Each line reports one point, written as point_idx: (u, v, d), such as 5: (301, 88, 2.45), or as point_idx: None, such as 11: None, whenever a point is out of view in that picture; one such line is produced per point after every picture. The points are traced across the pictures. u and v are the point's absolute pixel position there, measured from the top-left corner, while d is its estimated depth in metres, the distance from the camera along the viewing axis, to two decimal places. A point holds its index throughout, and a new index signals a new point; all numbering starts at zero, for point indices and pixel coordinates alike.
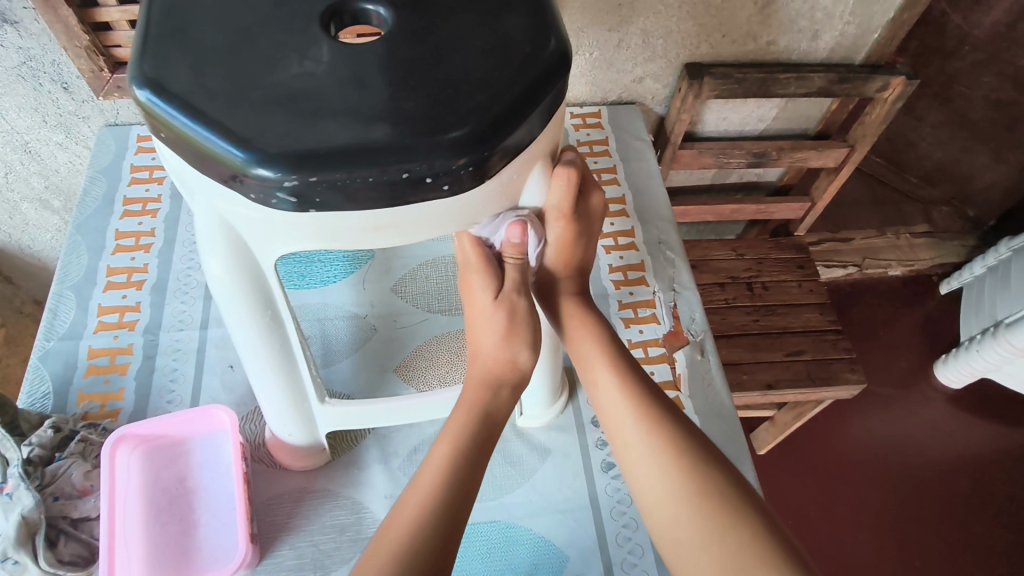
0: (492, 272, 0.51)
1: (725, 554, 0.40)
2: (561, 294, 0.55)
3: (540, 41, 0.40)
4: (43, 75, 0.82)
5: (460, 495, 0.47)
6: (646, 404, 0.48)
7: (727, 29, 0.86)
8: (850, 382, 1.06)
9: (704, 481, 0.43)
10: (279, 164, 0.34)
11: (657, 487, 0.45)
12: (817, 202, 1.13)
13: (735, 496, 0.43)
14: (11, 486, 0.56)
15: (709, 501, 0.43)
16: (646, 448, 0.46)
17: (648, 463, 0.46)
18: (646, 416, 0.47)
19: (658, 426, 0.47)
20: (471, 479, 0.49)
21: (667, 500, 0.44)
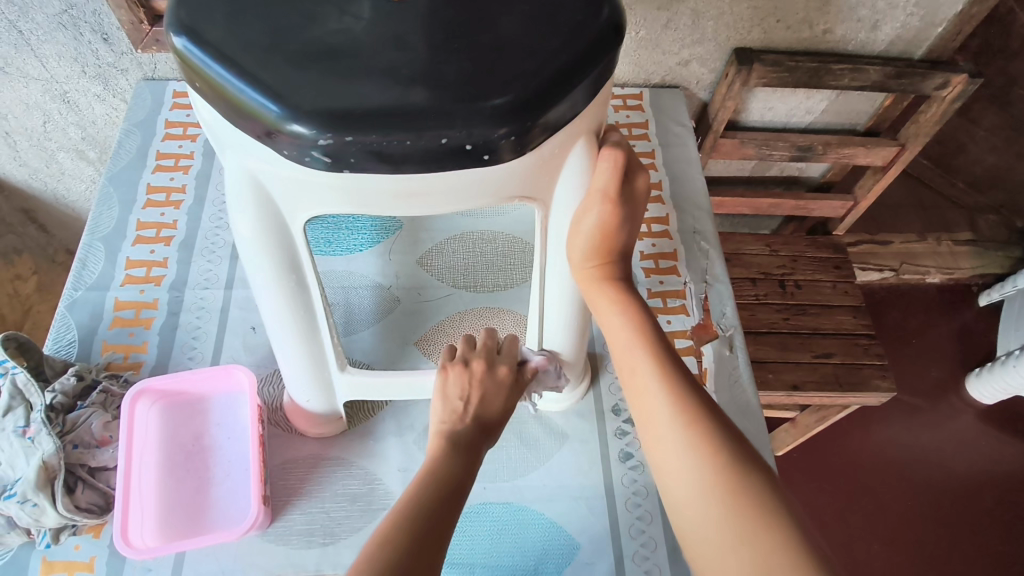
0: (493, 365, 0.56)
1: (756, 557, 0.38)
2: (605, 278, 0.52)
3: (591, 9, 0.38)
4: (83, 24, 0.81)
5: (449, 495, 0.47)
6: (684, 397, 0.45)
7: (782, 14, 0.82)
8: (879, 390, 1.04)
9: (736, 475, 0.41)
10: (314, 121, 0.33)
11: (689, 483, 0.42)
12: (860, 201, 1.09)
13: (768, 494, 0.40)
14: (34, 430, 0.58)
15: (740, 493, 0.40)
16: (683, 442, 0.43)
17: (679, 456, 0.43)
18: (684, 411, 0.45)
19: (696, 420, 0.44)
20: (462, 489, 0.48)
21: (697, 494, 0.41)
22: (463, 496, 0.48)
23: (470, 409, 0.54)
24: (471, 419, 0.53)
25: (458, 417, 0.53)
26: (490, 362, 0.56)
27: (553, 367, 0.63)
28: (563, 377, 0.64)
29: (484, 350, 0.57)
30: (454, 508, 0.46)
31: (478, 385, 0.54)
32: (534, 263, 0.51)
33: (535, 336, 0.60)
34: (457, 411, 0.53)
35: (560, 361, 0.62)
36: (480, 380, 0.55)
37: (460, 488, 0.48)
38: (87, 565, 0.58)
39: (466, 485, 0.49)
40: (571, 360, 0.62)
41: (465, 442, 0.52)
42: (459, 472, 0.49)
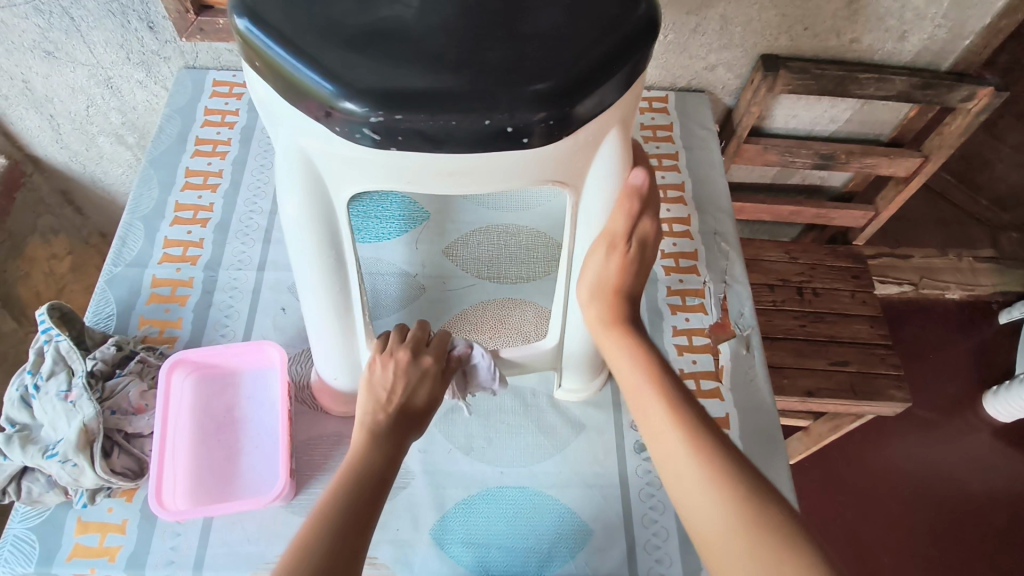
0: (414, 355, 0.56)
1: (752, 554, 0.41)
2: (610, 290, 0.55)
3: (629, 4, 0.39)
4: (131, 13, 0.85)
5: (366, 494, 0.48)
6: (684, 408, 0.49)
7: (810, 22, 0.83)
8: (894, 400, 1.04)
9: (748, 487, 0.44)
10: (367, 99, 0.35)
11: (691, 486, 0.46)
12: (881, 211, 1.09)
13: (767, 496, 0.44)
14: (75, 395, 0.61)
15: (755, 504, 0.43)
16: (684, 449, 0.47)
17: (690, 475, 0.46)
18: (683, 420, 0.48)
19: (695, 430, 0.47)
20: (382, 489, 0.49)
21: (698, 497, 0.45)
22: (384, 493, 0.49)
23: (393, 401, 0.54)
24: (394, 410, 0.53)
25: (381, 411, 0.53)
26: (415, 351, 0.56)
27: (574, 355, 0.65)
28: (582, 368, 0.67)
29: (411, 341, 0.57)
30: (374, 507, 0.48)
31: (402, 375, 0.55)
32: (563, 252, 0.53)
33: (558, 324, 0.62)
34: (384, 404, 0.54)
35: (581, 351, 0.64)
36: (404, 370, 0.55)
37: (379, 491, 0.49)
38: (119, 526, 0.60)
39: (386, 483, 0.50)
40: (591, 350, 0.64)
41: (387, 436, 0.52)
42: (382, 467, 0.50)
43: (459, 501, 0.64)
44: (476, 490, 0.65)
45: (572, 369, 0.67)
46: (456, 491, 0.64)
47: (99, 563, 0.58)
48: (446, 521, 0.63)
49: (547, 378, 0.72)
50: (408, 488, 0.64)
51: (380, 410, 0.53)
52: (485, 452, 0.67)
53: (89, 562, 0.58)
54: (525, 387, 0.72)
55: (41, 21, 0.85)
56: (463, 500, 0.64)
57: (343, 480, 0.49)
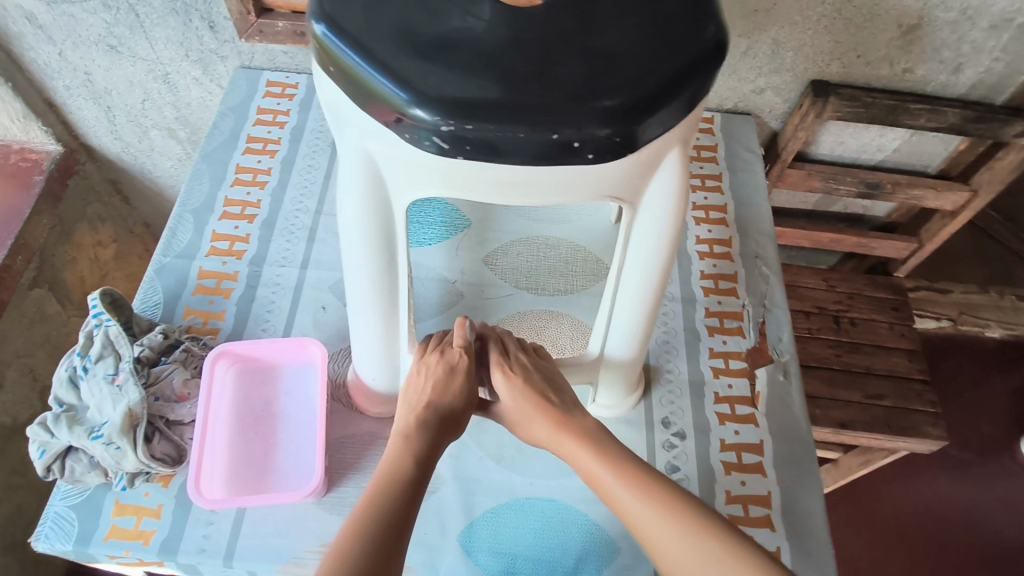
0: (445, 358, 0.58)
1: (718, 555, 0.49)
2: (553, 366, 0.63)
3: (697, 26, 0.40)
4: (194, 12, 0.87)
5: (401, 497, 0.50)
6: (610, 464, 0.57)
7: (863, 49, 0.83)
8: (930, 437, 1.01)
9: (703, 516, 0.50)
10: (438, 108, 0.36)
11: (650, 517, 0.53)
12: (924, 244, 1.07)
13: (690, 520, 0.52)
14: (122, 378, 0.62)
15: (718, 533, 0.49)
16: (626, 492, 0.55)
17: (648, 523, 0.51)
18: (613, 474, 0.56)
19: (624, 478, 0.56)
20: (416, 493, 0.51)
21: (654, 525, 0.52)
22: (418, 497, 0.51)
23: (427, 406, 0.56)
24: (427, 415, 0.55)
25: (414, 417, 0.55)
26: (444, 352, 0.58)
27: (613, 370, 0.65)
28: (620, 384, 0.66)
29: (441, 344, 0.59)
30: (408, 509, 0.49)
31: (435, 377, 0.57)
32: (612, 268, 0.53)
33: (599, 341, 0.63)
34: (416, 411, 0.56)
35: (620, 366, 0.64)
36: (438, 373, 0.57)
37: (416, 492, 0.51)
38: (154, 511, 0.61)
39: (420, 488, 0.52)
40: (630, 366, 0.64)
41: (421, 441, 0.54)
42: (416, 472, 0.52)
43: (487, 509, 0.64)
44: (505, 499, 0.64)
45: (610, 384, 0.66)
46: (485, 499, 0.64)
47: (134, 546, 0.59)
48: (474, 528, 0.63)
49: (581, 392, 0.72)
50: (437, 493, 0.64)
51: (412, 413, 0.55)
52: (515, 462, 0.67)
53: (124, 544, 0.59)
54: None
55: (107, 16, 0.88)
56: (492, 508, 0.64)
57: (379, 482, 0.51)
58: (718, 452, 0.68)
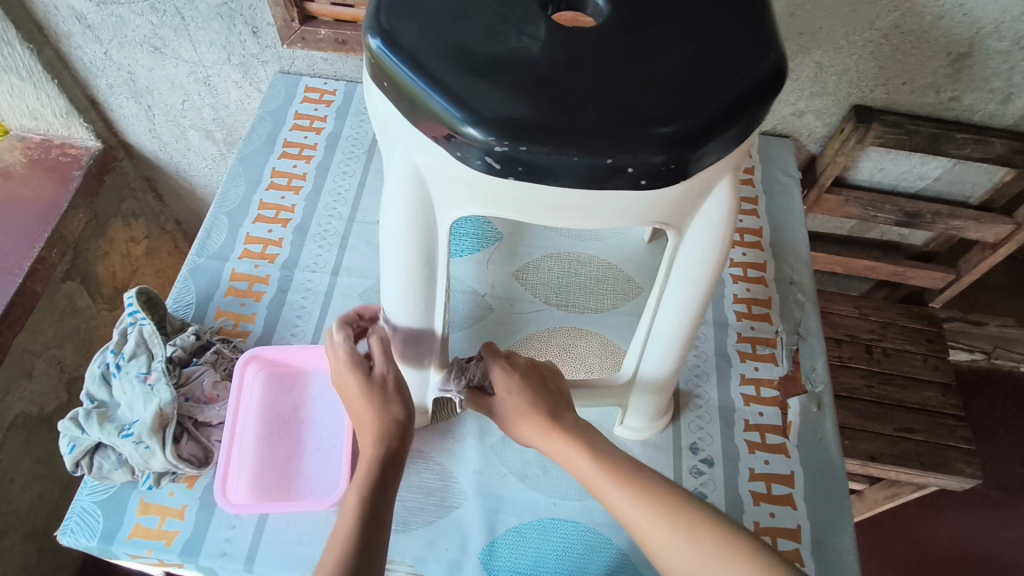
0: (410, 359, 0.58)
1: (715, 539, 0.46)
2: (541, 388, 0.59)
3: (756, 55, 0.39)
4: (239, 17, 0.89)
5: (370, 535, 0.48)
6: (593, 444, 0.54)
7: (909, 76, 0.81)
8: (963, 475, 0.99)
9: (725, 528, 0.47)
10: (492, 128, 0.35)
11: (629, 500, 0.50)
12: (963, 275, 1.04)
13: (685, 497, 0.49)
14: (154, 377, 0.64)
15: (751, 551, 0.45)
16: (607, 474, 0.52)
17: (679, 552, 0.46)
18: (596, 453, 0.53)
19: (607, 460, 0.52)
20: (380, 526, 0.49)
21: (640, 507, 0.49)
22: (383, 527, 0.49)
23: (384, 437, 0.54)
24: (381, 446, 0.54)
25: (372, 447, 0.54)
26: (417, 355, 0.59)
27: (645, 392, 0.63)
28: (650, 406, 0.65)
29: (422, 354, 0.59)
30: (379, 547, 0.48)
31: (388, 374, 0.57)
32: (652, 293, 0.53)
33: (633, 362, 0.61)
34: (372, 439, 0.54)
35: (651, 389, 0.62)
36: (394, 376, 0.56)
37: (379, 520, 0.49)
38: (178, 511, 0.61)
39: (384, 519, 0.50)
40: (663, 389, 0.63)
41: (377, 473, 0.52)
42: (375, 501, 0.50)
43: (510, 528, 0.63)
44: (527, 518, 0.63)
45: (640, 405, 0.65)
46: (508, 518, 0.63)
47: (156, 545, 0.59)
48: (495, 547, 0.62)
49: (609, 414, 0.71)
50: (459, 509, 0.64)
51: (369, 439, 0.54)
52: (539, 482, 0.66)
53: (146, 543, 0.59)
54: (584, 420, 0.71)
55: (154, 18, 0.89)
56: (514, 527, 0.63)
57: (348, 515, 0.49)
58: (747, 482, 0.67)
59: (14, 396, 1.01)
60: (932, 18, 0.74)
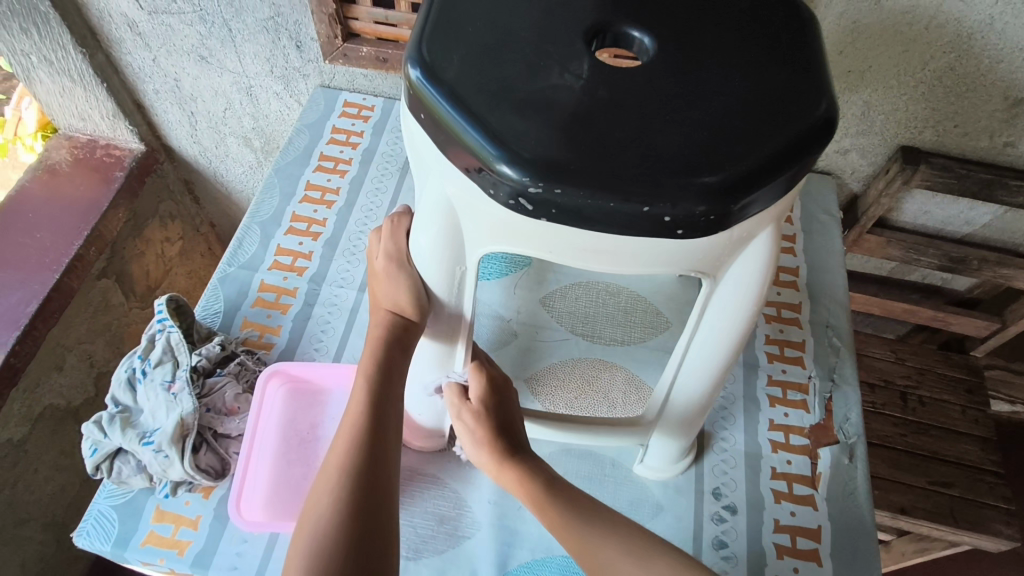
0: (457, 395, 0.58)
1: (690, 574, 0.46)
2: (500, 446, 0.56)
3: (808, 102, 0.38)
4: (284, 31, 0.90)
5: (353, 511, 0.44)
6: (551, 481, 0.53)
7: (962, 119, 0.78)
8: (1000, 535, 0.94)
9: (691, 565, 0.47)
10: (528, 168, 0.34)
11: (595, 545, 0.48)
12: (1009, 326, 1.00)
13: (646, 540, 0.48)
14: (178, 386, 0.64)
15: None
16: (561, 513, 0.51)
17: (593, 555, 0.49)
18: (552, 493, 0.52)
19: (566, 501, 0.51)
20: (369, 503, 0.45)
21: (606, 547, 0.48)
22: (373, 505, 0.45)
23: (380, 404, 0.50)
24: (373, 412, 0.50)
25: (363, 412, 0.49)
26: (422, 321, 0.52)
27: (682, 409, 0.58)
28: (687, 424, 0.59)
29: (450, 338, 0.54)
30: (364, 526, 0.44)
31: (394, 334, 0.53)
32: (689, 320, 0.49)
33: (671, 369, 0.55)
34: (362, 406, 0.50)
35: (683, 413, 0.58)
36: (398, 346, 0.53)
37: (367, 496, 0.46)
38: (193, 521, 0.61)
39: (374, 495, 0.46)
40: (702, 404, 0.57)
41: (365, 441, 0.48)
42: (363, 472, 0.46)
43: (522, 563, 0.61)
44: (540, 554, 0.62)
45: (673, 421, 0.60)
46: (521, 553, 0.62)
47: (168, 555, 0.59)
48: None
49: (629, 451, 0.69)
50: (471, 540, 0.62)
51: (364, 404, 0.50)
52: None
53: (159, 552, 0.59)
54: (604, 455, 0.69)
55: (202, 29, 0.91)
56: (526, 562, 0.61)
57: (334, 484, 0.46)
58: (771, 533, 0.64)
59: (46, 388, 1.03)
60: (989, 61, 0.72)
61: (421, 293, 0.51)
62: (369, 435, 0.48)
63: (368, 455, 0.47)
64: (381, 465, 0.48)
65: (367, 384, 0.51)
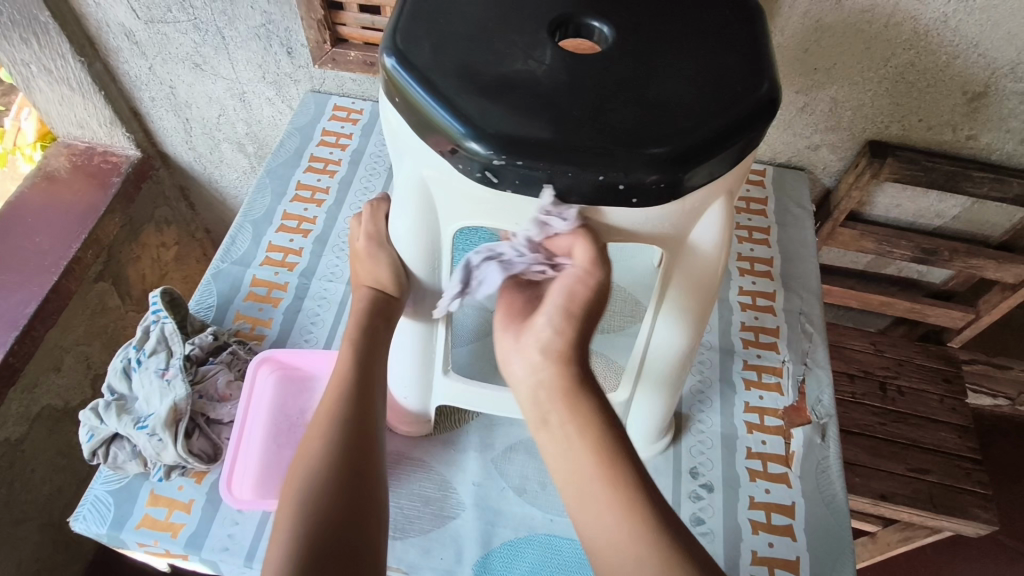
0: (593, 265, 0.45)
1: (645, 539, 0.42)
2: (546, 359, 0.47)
3: (751, 83, 0.41)
4: (275, 38, 0.93)
5: (338, 458, 0.48)
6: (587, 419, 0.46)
7: (925, 113, 0.81)
8: (978, 520, 0.96)
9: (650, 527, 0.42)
10: (492, 143, 0.37)
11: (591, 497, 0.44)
12: (983, 316, 1.02)
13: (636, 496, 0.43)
14: (171, 373, 0.67)
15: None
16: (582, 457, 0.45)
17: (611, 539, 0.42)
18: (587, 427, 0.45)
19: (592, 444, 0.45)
20: (350, 453, 0.49)
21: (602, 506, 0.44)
22: (359, 455, 0.49)
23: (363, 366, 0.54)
24: (361, 376, 0.53)
25: (348, 374, 0.53)
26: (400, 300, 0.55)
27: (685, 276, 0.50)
28: (689, 317, 0.53)
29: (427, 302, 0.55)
30: (348, 473, 0.47)
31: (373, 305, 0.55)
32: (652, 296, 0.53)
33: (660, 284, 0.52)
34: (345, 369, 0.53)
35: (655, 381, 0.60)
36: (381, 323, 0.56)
37: (354, 446, 0.49)
38: (186, 505, 0.63)
39: (360, 447, 0.49)
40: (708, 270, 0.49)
41: (350, 400, 0.51)
42: (351, 428, 0.50)
43: (505, 542, 0.63)
44: (522, 533, 0.64)
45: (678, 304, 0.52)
46: (504, 531, 0.64)
47: (162, 537, 0.61)
48: (489, 559, 0.62)
49: None
50: (456, 520, 0.64)
51: (351, 368, 0.53)
52: (537, 497, 0.66)
53: (154, 533, 0.61)
54: None
55: (196, 37, 0.95)
56: (509, 541, 0.63)
57: (322, 435, 0.49)
58: (746, 510, 0.66)
59: (43, 388, 1.05)
60: (947, 57, 0.75)
61: (400, 272, 0.54)
62: (354, 392, 0.52)
63: (353, 413, 0.51)
64: (367, 412, 0.51)
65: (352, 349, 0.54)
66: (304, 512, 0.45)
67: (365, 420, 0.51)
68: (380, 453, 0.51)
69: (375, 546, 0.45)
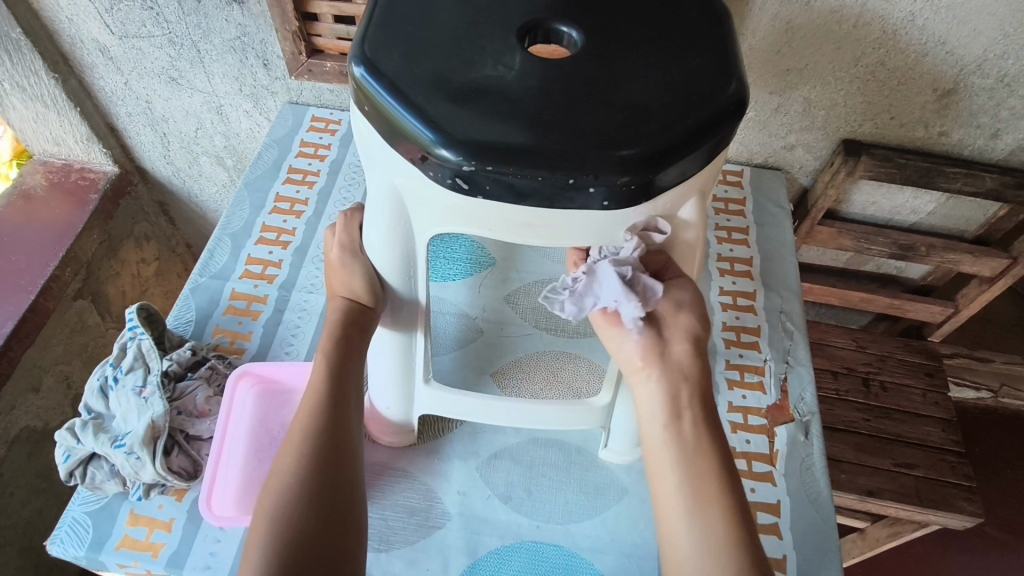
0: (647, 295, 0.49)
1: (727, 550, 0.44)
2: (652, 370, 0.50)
3: (719, 84, 0.41)
4: (251, 50, 0.93)
5: (313, 472, 0.47)
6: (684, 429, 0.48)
7: (897, 111, 0.83)
8: (964, 512, 0.97)
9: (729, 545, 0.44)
10: (462, 149, 0.37)
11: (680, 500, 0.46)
12: (961, 309, 1.04)
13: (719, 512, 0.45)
14: (149, 391, 0.66)
15: (726, 511, 0.45)
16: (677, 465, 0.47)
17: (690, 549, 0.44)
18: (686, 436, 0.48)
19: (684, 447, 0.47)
20: (325, 467, 0.48)
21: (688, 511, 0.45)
22: (333, 469, 0.48)
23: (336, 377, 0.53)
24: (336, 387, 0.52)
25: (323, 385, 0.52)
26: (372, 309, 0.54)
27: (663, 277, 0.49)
28: None
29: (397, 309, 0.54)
30: (322, 489, 0.47)
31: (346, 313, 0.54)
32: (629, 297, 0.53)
33: None
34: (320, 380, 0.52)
35: None
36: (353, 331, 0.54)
37: (329, 460, 0.48)
38: (166, 524, 0.62)
39: (334, 460, 0.48)
40: None
41: (325, 411, 0.50)
42: (325, 440, 0.49)
43: (492, 549, 0.63)
44: (509, 540, 0.64)
45: None
46: (491, 540, 0.64)
47: (142, 557, 0.59)
48: (476, 568, 0.62)
49: (595, 436, 0.71)
50: (441, 530, 0.64)
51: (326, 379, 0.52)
52: (523, 504, 0.66)
53: (134, 554, 0.60)
54: (571, 443, 0.71)
55: (171, 52, 0.94)
56: (496, 548, 0.63)
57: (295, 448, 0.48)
58: None
59: (21, 410, 1.04)
60: (915, 55, 0.76)
61: (375, 281, 0.54)
62: (329, 404, 0.51)
63: (328, 424, 0.50)
64: (342, 424, 0.51)
65: (327, 359, 0.53)
66: (279, 529, 0.44)
67: (339, 432, 0.50)
68: (357, 465, 0.50)
69: (351, 563, 0.45)
